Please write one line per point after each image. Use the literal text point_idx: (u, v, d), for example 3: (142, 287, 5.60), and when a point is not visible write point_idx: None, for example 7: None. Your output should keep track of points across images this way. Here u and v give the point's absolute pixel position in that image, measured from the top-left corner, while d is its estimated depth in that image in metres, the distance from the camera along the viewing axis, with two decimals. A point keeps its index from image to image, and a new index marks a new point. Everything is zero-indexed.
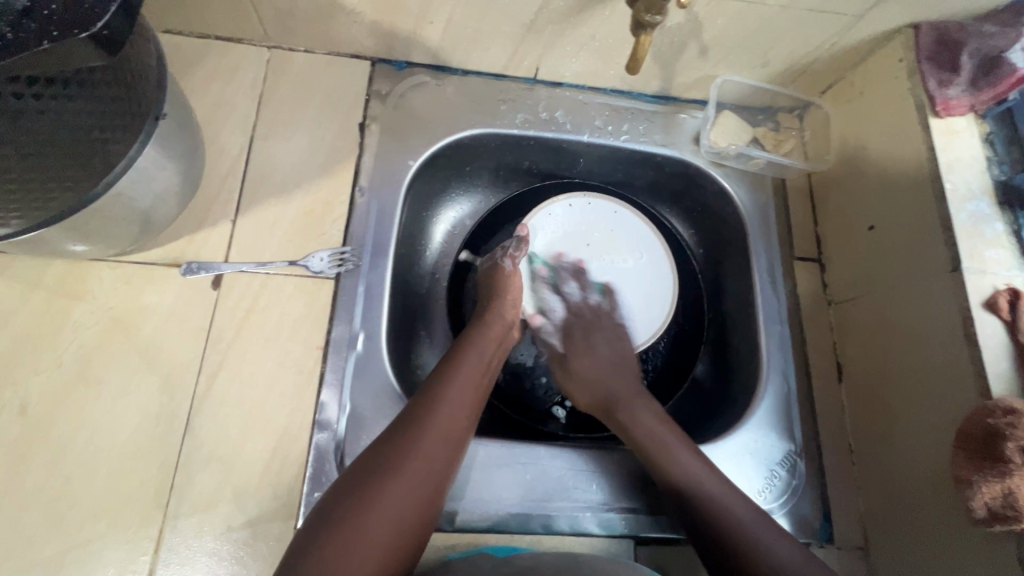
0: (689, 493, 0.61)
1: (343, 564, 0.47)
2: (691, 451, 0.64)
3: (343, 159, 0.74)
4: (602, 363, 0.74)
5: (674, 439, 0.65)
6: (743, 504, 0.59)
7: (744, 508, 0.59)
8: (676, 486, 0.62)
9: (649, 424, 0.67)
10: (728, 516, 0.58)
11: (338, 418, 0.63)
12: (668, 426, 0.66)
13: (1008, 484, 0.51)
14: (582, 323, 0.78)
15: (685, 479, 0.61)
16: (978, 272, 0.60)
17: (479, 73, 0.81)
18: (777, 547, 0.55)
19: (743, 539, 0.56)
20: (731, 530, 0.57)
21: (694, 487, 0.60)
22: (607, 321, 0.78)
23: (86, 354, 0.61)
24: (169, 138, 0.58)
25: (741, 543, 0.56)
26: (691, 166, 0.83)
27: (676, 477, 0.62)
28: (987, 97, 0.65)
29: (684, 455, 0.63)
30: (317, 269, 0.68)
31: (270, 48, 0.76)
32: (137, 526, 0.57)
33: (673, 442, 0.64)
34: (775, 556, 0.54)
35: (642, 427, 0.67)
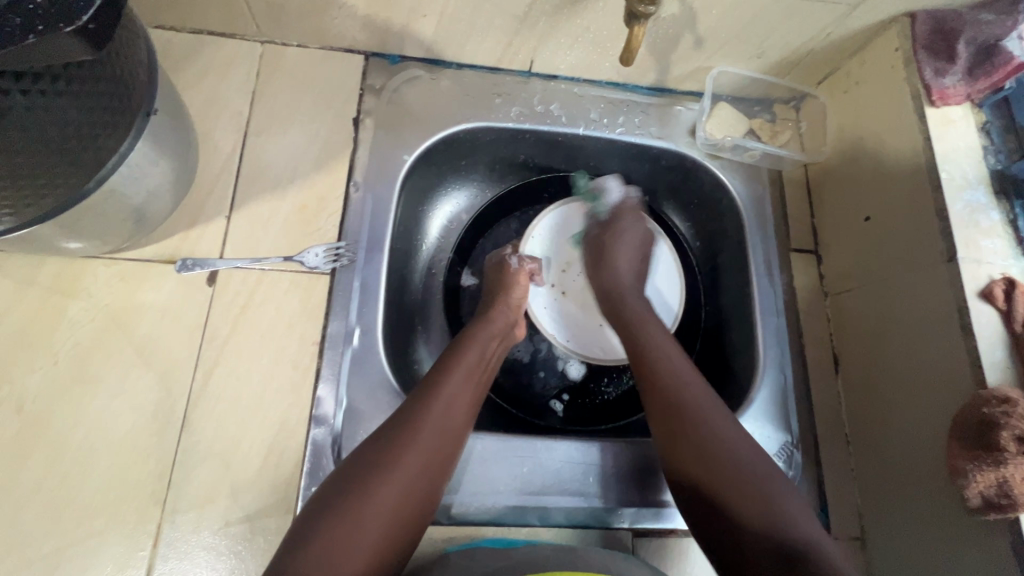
0: (660, 385, 0.61)
1: (336, 554, 0.48)
2: (677, 351, 0.65)
3: (338, 154, 0.73)
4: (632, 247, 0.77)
5: (661, 337, 0.66)
6: (715, 405, 0.60)
7: (716, 410, 0.59)
8: (649, 379, 0.63)
9: (640, 322, 0.69)
10: (696, 412, 0.58)
11: (335, 413, 0.64)
12: (660, 329, 0.68)
13: (1002, 473, 0.51)
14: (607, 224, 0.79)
15: (662, 373, 0.62)
16: (973, 261, 0.60)
17: (473, 66, 0.80)
18: (742, 449, 0.56)
19: (707, 437, 0.57)
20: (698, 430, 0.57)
21: (669, 380, 0.61)
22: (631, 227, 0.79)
23: (82, 351, 0.61)
24: (162, 134, 0.58)
25: (706, 441, 0.56)
26: (688, 158, 0.83)
27: (653, 368, 0.63)
28: (983, 86, 0.65)
29: (669, 351, 0.65)
30: (313, 265, 0.68)
31: (263, 43, 0.76)
32: (136, 522, 0.57)
33: (661, 339, 0.66)
34: (739, 457, 0.55)
35: (635, 320, 0.69)
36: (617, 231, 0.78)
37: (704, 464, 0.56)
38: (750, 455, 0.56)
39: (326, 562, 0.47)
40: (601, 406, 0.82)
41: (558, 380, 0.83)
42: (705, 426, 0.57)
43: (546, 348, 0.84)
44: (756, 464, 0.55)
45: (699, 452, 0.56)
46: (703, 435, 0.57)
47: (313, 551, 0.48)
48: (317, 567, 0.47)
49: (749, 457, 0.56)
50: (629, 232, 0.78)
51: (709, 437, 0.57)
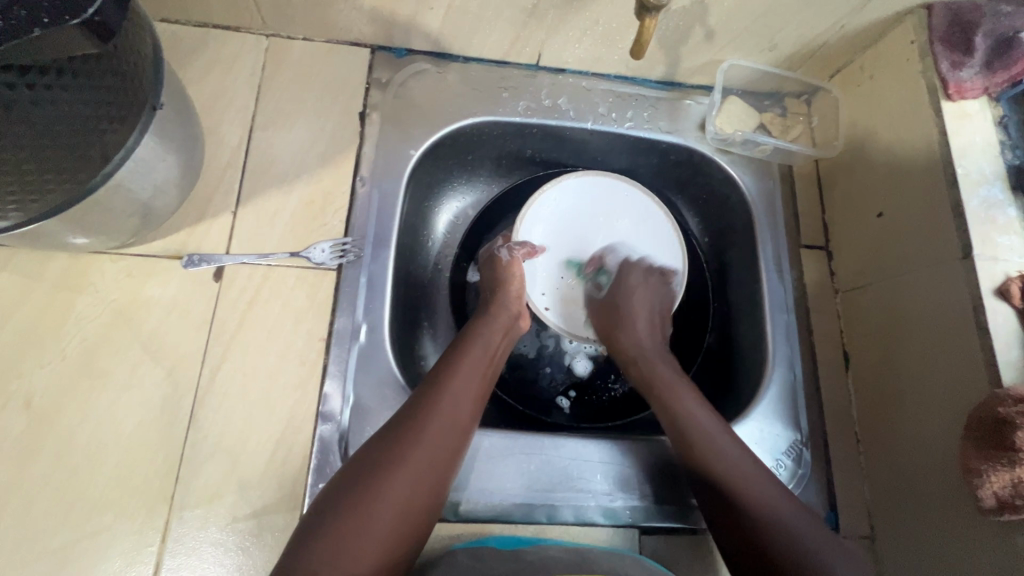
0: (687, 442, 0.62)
1: (343, 553, 0.48)
2: (704, 407, 0.64)
3: (344, 149, 0.73)
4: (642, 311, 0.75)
5: (687, 396, 0.66)
6: (750, 465, 0.59)
7: (748, 471, 0.59)
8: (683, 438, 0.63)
9: (663, 378, 0.68)
10: (729, 472, 0.59)
11: (341, 409, 0.63)
12: (692, 394, 0.66)
13: (1017, 474, 0.50)
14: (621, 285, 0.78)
15: (691, 431, 0.62)
16: (989, 259, 0.59)
17: (480, 59, 0.79)
18: (775, 507, 0.56)
19: (743, 496, 0.57)
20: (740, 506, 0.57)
21: (696, 438, 0.62)
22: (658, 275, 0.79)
23: (90, 346, 0.61)
24: (169, 129, 0.58)
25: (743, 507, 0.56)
26: (697, 153, 0.82)
27: (684, 429, 0.63)
28: (1001, 80, 0.63)
29: (693, 407, 0.64)
30: (319, 261, 0.67)
31: (268, 36, 0.75)
32: (144, 517, 0.57)
33: (689, 401, 0.65)
34: (777, 520, 0.55)
35: (661, 381, 0.68)
36: (631, 287, 0.77)
37: (743, 527, 0.56)
38: (791, 517, 0.55)
39: (334, 560, 0.47)
40: (608, 403, 0.81)
41: (564, 376, 0.82)
42: (733, 480, 0.58)
43: (552, 344, 0.83)
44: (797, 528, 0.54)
45: (737, 514, 0.56)
46: (737, 495, 0.57)
47: (320, 549, 0.48)
48: (326, 564, 0.47)
49: (788, 518, 0.55)
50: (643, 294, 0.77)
51: (743, 494, 0.57)
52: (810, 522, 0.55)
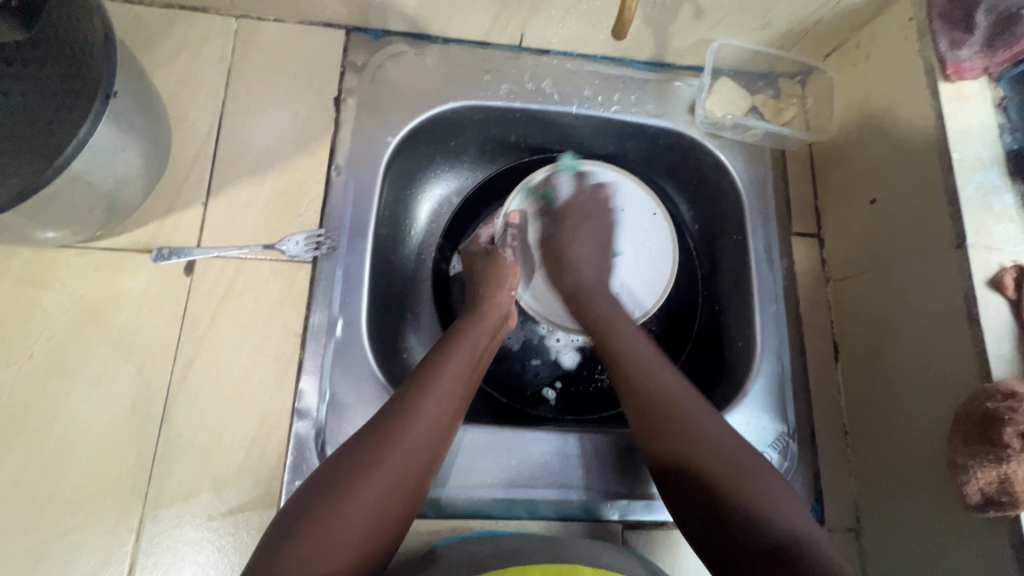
0: (650, 400, 0.57)
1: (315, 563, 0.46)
2: (651, 349, 0.62)
3: (318, 137, 0.70)
4: (590, 277, 0.72)
5: (642, 346, 0.62)
6: (690, 396, 0.57)
7: (688, 399, 0.57)
8: (624, 372, 0.60)
9: (611, 324, 0.66)
10: (655, 380, 0.58)
11: (318, 406, 0.62)
12: (642, 339, 0.64)
13: (1004, 470, 0.49)
14: (557, 245, 0.73)
15: (643, 378, 0.59)
16: (983, 248, 0.56)
17: (460, 40, 0.76)
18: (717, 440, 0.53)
19: (674, 415, 0.55)
20: (688, 443, 0.53)
21: (651, 389, 0.58)
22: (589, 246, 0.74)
23: (57, 344, 0.60)
24: (127, 116, 0.55)
25: (683, 439, 0.54)
26: (686, 138, 0.79)
27: (637, 385, 0.59)
28: (1002, 59, 0.59)
29: (638, 348, 0.62)
30: (293, 254, 0.65)
31: (238, 17, 0.72)
32: (118, 516, 0.57)
33: (637, 345, 0.62)
34: (699, 430, 0.54)
35: (612, 337, 0.64)
36: (573, 254, 0.73)
37: (673, 429, 0.54)
38: (718, 432, 0.54)
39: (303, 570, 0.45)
40: (595, 394, 0.80)
41: (550, 368, 0.81)
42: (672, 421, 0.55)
43: (537, 335, 0.82)
44: (718, 437, 0.53)
45: (670, 423, 0.55)
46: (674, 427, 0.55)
47: (294, 556, 0.46)
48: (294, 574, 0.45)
49: (715, 432, 0.54)
50: (586, 264, 0.72)
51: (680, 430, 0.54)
52: (750, 453, 0.53)
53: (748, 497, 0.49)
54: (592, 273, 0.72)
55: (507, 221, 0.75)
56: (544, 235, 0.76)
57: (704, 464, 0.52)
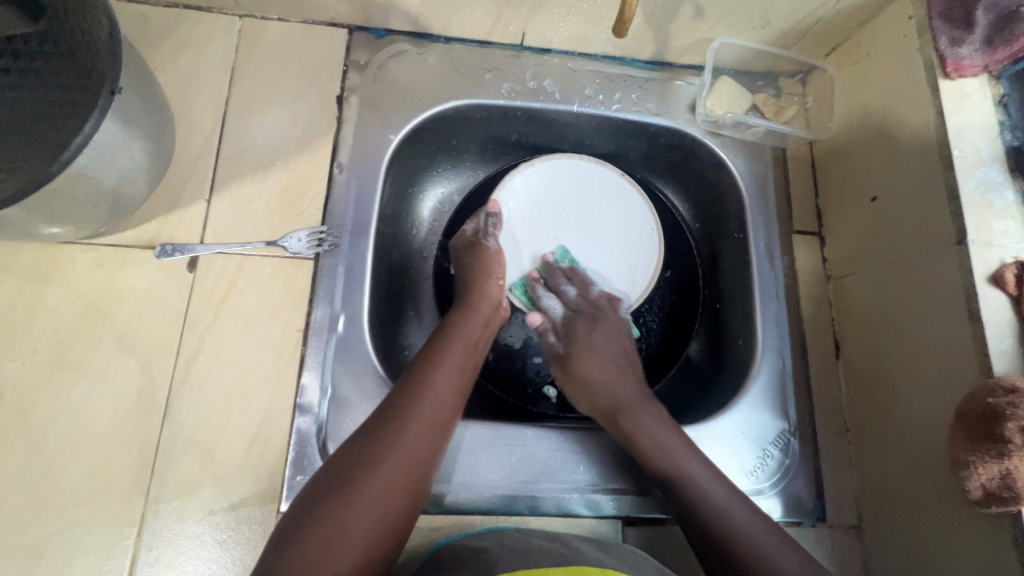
0: (677, 486, 0.59)
1: (321, 561, 0.45)
2: (668, 429, 0.63)
3: (321, 135, 0.71)
4: (607, 363, 0.69)
5: (650, 422, 0.63)
6: (707, 470, 0.60)
7: (708, 477, 0.59)
8: (647, 461, 0.62)
9: (626, 405, 0.65)
10: (678, 467, 0.60)
11: (319, 401, 0.62)
12: (651, 415, 0.64)
13: (1005, 465, 0.49)
14: (587, 317, 0.72)
15: (643, 439, 0.62)
16: (984, 244, 0.56)
17: (462, 40, 0.77)
18: (710, 497, 0.58)
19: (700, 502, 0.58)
20: (716, 525, 0.56)
21: (676, 476, 0.60)
22: (607, 314, 0.73)
23: (60, 339, 0.60)
24: (131, 113, 0.56)
25: (704, 509, 0.57)
26: (686, 136, 0.79)
27: (649, 456, 0.62)
28: (1003, 57, 0.59)
29: (653, 430, 0.63)
30: (295, 251, 0.66)
31: (241, 17, 0.73)
32: (120, 511, 0.57)
33: (652, 427, 0.63)
34: (722, 514, 0.56)
35: (621, 408, 0.65)
36: (589, 345, 0.70)
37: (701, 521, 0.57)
38: (739, 514, 0.56)
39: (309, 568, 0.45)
40: None
41: None
42: (675, 479, 0.60)
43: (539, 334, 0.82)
44: (746, 524, 0.56)
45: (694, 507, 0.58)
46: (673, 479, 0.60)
47: (300, 555, 0.45)
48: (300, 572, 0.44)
49: (737, 516, 0.56)
50: (600, 343, 0.70)
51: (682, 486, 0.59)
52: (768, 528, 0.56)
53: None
54: (602, 363, 0.69)
55: (489, 211, 0.74)
56: (558, 346, 0.72)
57: (725, 533, 0.55)
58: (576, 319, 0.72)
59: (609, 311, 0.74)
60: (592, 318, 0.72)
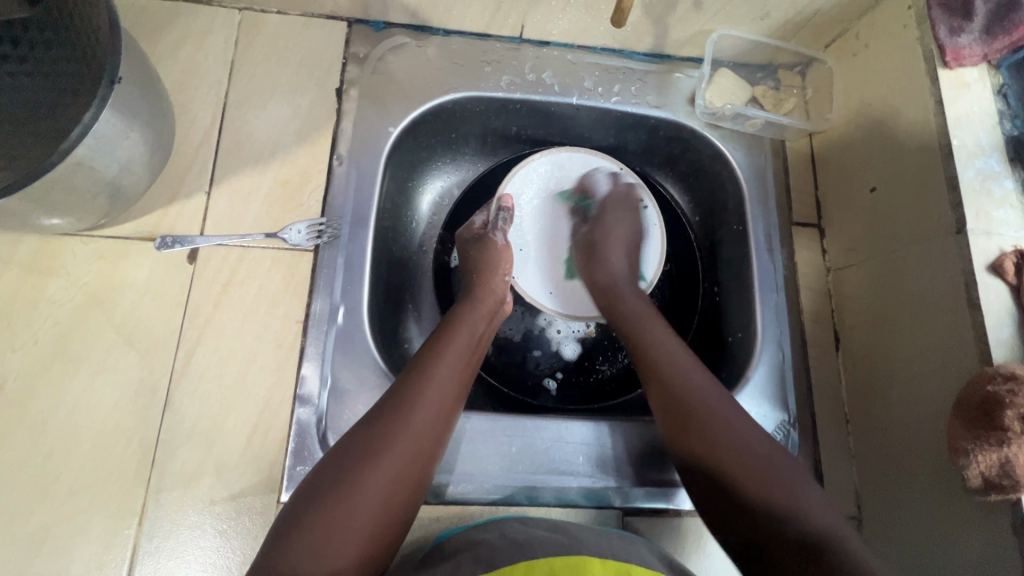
0: (716, 440, 0.53)
1: (327, 550, 0.46)
2: (708, 379, 0.59)
3: (320, 127, 0.71)
4: (620, 246, 0.74)
5: (694, 369, 0.59)
6: (751, 430, 0.54)
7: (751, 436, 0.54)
8: (681, 411, 0.56)
9: (664, 350, 0.61)
10: (721, 420, 0.55)
11: (319, 392, 0.62)
12: (691, 364, 0.60)
13: (1004, 453, 0.49)
14: (625, 202, 0.77)
15: (693, 400, 0.56)
16: (983, 233, 0.56)
17: (461, 32, 0.77)
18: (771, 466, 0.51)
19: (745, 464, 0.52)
20: (764, 486, 0.50)
21: (715, 428, 0.54)
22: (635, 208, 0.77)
23: (61, 331, 0.60)
24: (130, 104, 0.56)
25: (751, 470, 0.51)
26: (686, 128, 0.79)
27: (686, 405, 0.56)
28: (1001, 46, 0.60)
29: (696, 379, 0.58)
30: (295, 243, 0.66)
31: (241, 9, 0.73)
32: (121, 500, 0.57)
33: (695, 375, 0.58)
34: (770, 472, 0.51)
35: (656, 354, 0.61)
36: (608, 224, 0.75)
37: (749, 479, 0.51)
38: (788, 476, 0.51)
39: (314, 556, 0.45)
40: (596, 385, 0.80)
41: (552, 359, 0.81)
42: (729, 440, 0.53)
43: (538, 327, 0.82)
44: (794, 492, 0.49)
45: (738, 467, 0.51)
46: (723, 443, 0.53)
47: (304, 545, 0.46)
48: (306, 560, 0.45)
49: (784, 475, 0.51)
50: (623, 222, 0.76)
51: (732, 448, 0.53)
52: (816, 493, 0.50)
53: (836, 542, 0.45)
54: (624, 230, 0.75)
55: (501, 205, 0.74)
56: (582, 227, 0.78)
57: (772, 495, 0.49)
58: (609, 207, 0.76)
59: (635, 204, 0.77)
60: (626, 207, 0.77)
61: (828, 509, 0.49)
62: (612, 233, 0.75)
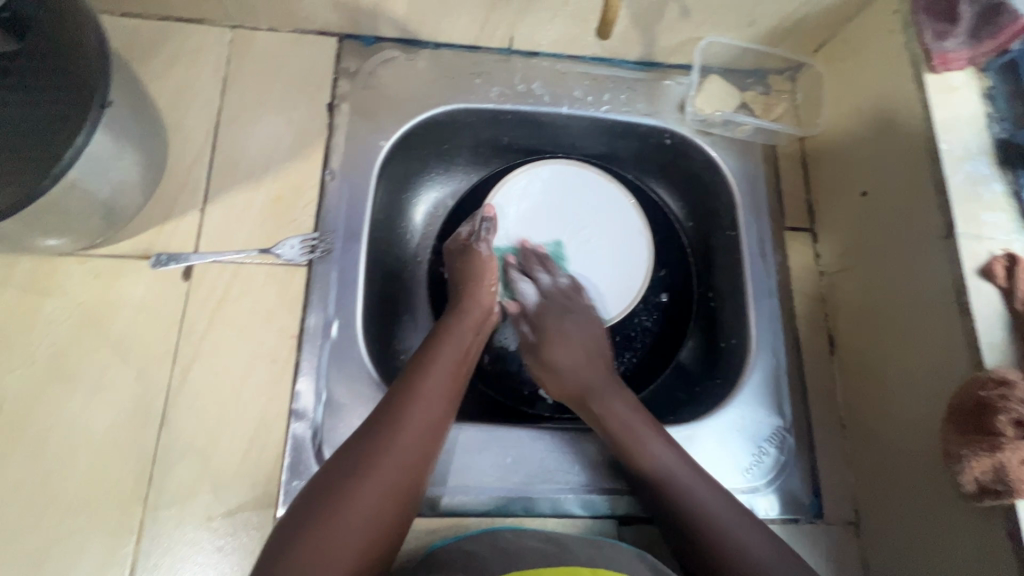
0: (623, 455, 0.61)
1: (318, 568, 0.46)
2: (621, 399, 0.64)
3: (312, 143, 0.71)
4: (575, 348, 0.69)
5: (608, 392, 0.65)
6: (664, 449, 0.60)
7: (655, 451, 0.60)
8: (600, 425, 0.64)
9: (581, 374, 0.67)
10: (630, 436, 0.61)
11: (314, 406, 0.63)
12: (610, 389, 0.65)
13: (997, 459, 0.48)
14: (562, 305, 0.73)
15: (614, 430, 0.62)
16: (973, 237, 0.56)
17: (450, 45, 0.77)
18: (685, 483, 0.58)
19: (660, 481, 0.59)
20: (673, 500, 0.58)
21: (625, 448, 0.61)
22: (576, 305, 0.73)
23: (58, 350, 0.61)
24: (122, 125, 0.57)
25: (664, 489, 0.58)
26: (677, 135, 0.80)
27: (605, 426, 0.63)
28: (988, 49, 0.59)
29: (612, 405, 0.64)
30: (289, 258, 0.66)
31: (232, 28, 0.74)
32: (120, 519, 0.58)
33: (608, 398, 0.64)
34: (676, 484, 0.58)
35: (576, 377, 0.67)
36: (560, 328, 0.70)
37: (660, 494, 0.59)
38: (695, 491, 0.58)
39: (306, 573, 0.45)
40: None
41: None
42: (638, 456, 0.60)
43: None
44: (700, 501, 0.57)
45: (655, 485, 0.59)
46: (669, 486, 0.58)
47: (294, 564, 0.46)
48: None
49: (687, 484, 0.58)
50: (572, 330, 0.70)
51: (643, 464, 0.60)
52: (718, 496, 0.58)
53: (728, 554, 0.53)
54: (570, 354, 0.69)
55: (484, 214, 0.75)
56: (530, 334, 0.72)
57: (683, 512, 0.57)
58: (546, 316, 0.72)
59: (579, 301, 0.74)
60: (568, 303, 0.73)
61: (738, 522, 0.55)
62: (565, 333, 0.70)
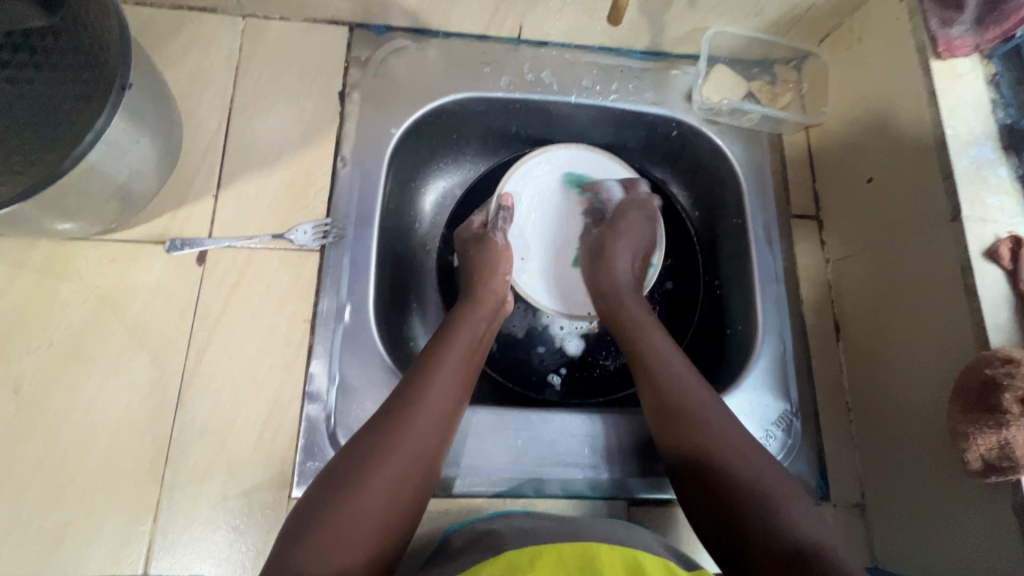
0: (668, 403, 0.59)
1: (334, 550, 0.46)
2: (672, 346, 0.64)
3: (324, 130, 0.72)
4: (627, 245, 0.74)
5: (661, 339, 0.65)
6: (712, 400, 0.58)
7: (711, 406, 0.58)
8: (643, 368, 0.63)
9: (641, 322, 0.67)
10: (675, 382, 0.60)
11: (328, 389, 0.64)
12: (663, 336, 0.65)
13: (1003, 435, 0.49)
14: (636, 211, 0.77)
15: (665, 380, 0.60)
16: (978, 220, 0.57)
17: (460, 34, 0.78)
18: (739, 446, 0.54)
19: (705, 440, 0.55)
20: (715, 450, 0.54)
21: (673, 400, 0.58)
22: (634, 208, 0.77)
23: (75, 332, 0.62)
24: (140, 110, 0.57)
25: (710, 444, 0.54)
26: (684, 124, 0.80)
27: (653, 372, 0.61)
28: (992, 36, 0.60)
29: (662, 351, 0.63)
30: (302, 243, 0.67)
31: (245, 17, 0.74)
32: (137, 498, 0.58)
33: (661, 342, 0.64)
34: (726, 439, 0.55)
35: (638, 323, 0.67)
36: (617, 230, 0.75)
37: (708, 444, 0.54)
38: (738, 441, 0.54)
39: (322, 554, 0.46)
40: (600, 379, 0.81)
41: (556, 355, 0.82)
42: (694, 406, 0.57)
43: (541, 322, 0.83)
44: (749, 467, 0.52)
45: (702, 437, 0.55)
46: (702, 449, 0.54)
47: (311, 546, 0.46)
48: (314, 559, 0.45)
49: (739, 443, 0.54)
50: (631, 232, 0.75)
51: (694, 419, 0.57)
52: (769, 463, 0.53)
53: (774, 505, 0.49)
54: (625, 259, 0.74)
55: (501, 204, 0.76)
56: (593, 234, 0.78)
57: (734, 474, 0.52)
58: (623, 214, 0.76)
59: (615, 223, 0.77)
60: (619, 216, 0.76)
61: (783, 489, 0.51)
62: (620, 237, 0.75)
